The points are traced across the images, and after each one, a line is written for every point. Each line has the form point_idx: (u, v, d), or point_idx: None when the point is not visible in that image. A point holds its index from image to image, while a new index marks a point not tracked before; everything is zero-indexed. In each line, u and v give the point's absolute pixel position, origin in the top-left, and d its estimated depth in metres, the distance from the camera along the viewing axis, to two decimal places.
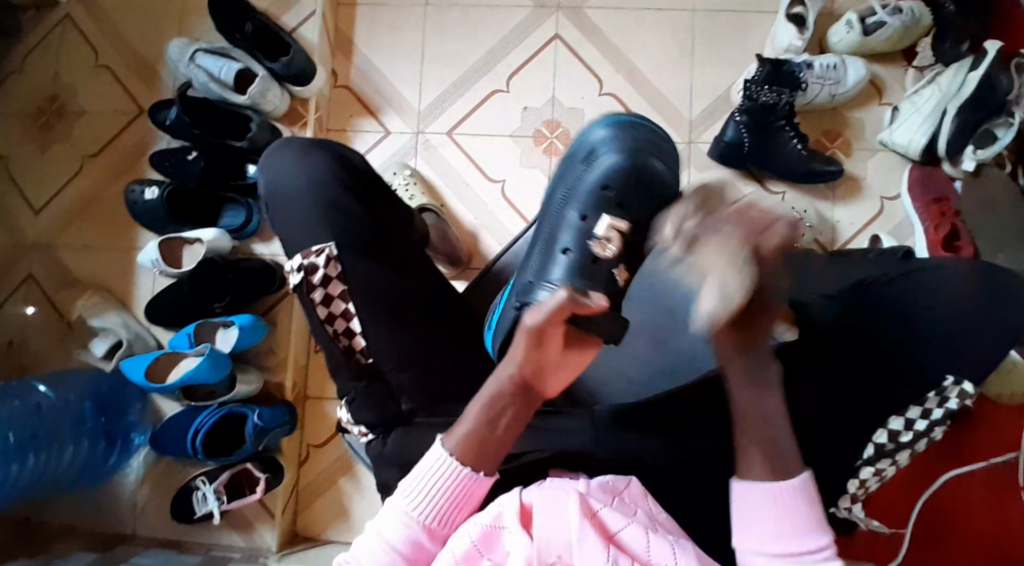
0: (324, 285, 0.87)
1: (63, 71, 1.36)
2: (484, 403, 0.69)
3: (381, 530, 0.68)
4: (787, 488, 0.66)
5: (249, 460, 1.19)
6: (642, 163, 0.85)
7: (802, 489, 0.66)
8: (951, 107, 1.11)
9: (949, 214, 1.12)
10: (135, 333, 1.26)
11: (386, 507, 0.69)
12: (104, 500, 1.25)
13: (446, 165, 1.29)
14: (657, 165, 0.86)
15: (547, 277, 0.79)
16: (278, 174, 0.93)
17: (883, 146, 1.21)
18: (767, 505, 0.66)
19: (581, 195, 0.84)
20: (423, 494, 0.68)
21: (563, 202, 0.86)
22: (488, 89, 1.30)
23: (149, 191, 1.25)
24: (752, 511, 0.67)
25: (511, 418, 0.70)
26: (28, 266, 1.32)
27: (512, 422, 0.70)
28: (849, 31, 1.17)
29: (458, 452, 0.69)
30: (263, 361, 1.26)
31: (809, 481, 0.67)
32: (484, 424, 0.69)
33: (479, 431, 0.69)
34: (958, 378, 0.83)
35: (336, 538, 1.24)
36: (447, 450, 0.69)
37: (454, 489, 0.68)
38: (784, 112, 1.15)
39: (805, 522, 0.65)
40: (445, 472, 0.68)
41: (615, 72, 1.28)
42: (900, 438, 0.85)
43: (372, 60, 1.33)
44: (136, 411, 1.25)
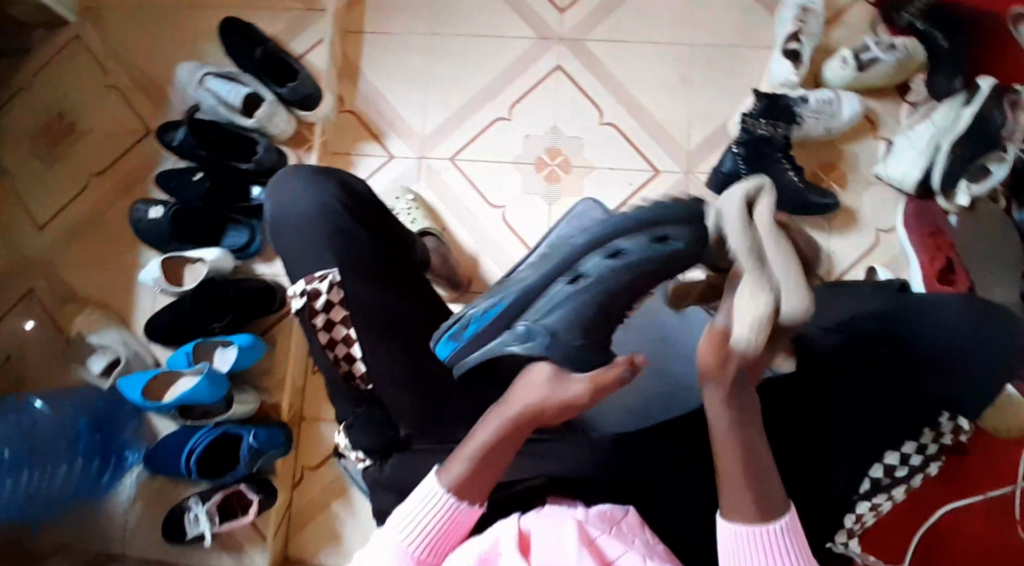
0: (327, 309, 0.87)
1: (72, 91, 1.38)
2: (498, 434, 0.70)
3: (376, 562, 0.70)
4: (774, 531, 0.65)
5: (243, 482, 1.18)
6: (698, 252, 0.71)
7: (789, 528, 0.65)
8: (944, 143, 1.13)
9: (945, 247, 1.14)
10: (133, 350, 1.26)
11: (380, 538, 0.72)
12: (94, 520, 1.23)
13: (448, 190, 1.31)
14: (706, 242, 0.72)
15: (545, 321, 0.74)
16: (283, 196, 0.95)
17: (878, 179, 1.23)
18: (757, 546, 0.65)
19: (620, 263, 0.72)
20: (416, 525, 0.70)
21: (596, 258, 0.73)
22: (490, 117, 1.32)
23: (152, 210, 1.27)
24: (737, 551, 0.66)
25: (501, 461, 0.71)
26: (30, 281, 1.33)
27: (514, 452, 0.72)
28: (844, 66, 1.20)
29: (453, 487, 0.70)
30: (260, 382, 1.26)
31: (793, 517, 0.66)
32: (480, 460, 0.70)
33: (484, 466, 0.70)
34: (952, 415, 0.86)
35: (329, 563, 1.23)
36: (441, 483, 0.71)
37: (446, 522, 0.71)
38: (779, 145, 1.17)
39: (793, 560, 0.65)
40: (438, 504, 0.70)
41: (615, 103, 1.30)
42: (896, 473, 0.83)
43: (377, 86, 1.36)
44: (131, 429, 1.24)
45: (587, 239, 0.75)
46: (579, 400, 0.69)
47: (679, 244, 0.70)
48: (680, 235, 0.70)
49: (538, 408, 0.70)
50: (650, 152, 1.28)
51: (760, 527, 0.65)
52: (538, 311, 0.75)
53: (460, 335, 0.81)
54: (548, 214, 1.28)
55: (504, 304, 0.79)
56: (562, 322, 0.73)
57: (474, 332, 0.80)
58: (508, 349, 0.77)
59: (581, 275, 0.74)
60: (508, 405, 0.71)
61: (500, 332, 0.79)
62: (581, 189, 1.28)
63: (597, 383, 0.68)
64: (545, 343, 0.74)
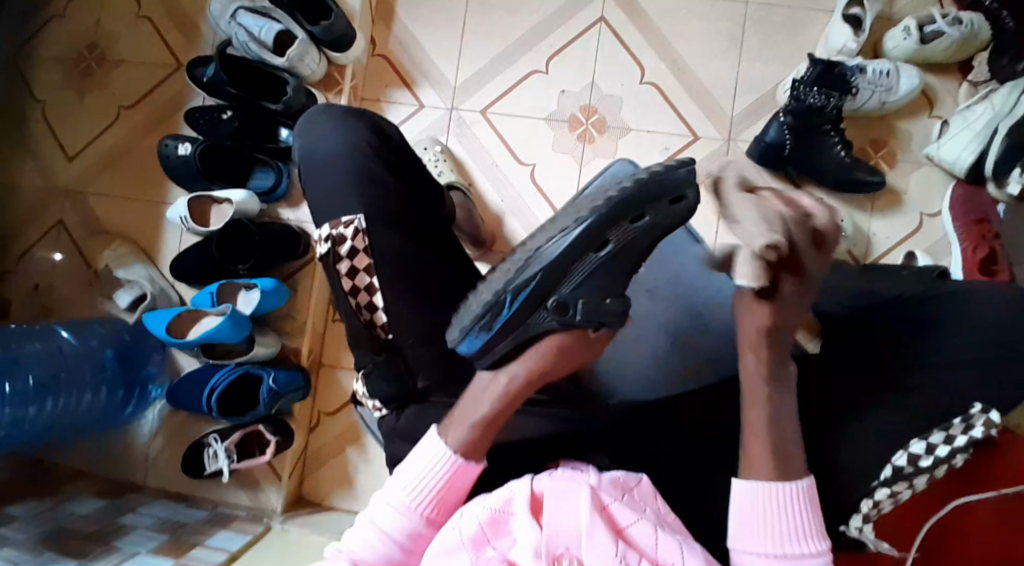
0: (351, 257, 0.87)
1: (104, 20, 1.36)
2: (495, 404, 0.73)
3: (374, 518, 0.70)
4: (786, 492, 0.69)
5: (261, 421, 1.21)
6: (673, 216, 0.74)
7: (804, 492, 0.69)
8: (1002, 126, 1.06)
9: (989, 236, 1.08)
10: (159, 287, 1.27)
11: (382, 495, 0.71)
12: (117, 447, 1.28)
13: (477, 143, 1.28)
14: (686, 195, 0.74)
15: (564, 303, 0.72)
16: (310, 143, 0.93)
17: (928, 160, 1.17)
18: (771, 508, 0.68)
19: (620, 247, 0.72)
20: (419, 484, 0.70)
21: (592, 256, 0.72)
22: (526, 70, 1.28)
23: (181, 147, 1.25)
24: (752, 510, 0.69)
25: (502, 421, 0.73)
26: (57, 213, 1.34)
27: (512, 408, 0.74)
28: (905, 37, 1.13)
29: (460, 448, 0.71)
30: (281, 325, 1.27)
31: (810, 484, 0.69)
32: (485, 426, 0.72)
33: (478, 431, 0.72)
34: (985, 406, 0.78)
35: (338, 503, 1.26)
36: (447, 444, 0.72)
37: (448, 478, 0.70)
38: (830, 116, 1.11)
39: (805, 527, 0.68)
40: (441, 463, 0.71)
41: (658, 63, 1.25)
42: (920, 463, 0.77)
43: (412, 32, 1.31)
44: (155, 362, 1.27)
45: (611, 211, 0.71)
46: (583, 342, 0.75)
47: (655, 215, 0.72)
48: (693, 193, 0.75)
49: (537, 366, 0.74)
50: (691, 118, 1.23)
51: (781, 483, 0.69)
52: (570, 282, 0.72)
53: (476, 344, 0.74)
54: (578, 175, 1.25)
55: (524, 292, 0.72)
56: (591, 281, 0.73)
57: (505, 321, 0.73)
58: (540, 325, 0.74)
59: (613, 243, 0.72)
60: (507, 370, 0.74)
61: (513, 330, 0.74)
62: (614, 152, 1.24)
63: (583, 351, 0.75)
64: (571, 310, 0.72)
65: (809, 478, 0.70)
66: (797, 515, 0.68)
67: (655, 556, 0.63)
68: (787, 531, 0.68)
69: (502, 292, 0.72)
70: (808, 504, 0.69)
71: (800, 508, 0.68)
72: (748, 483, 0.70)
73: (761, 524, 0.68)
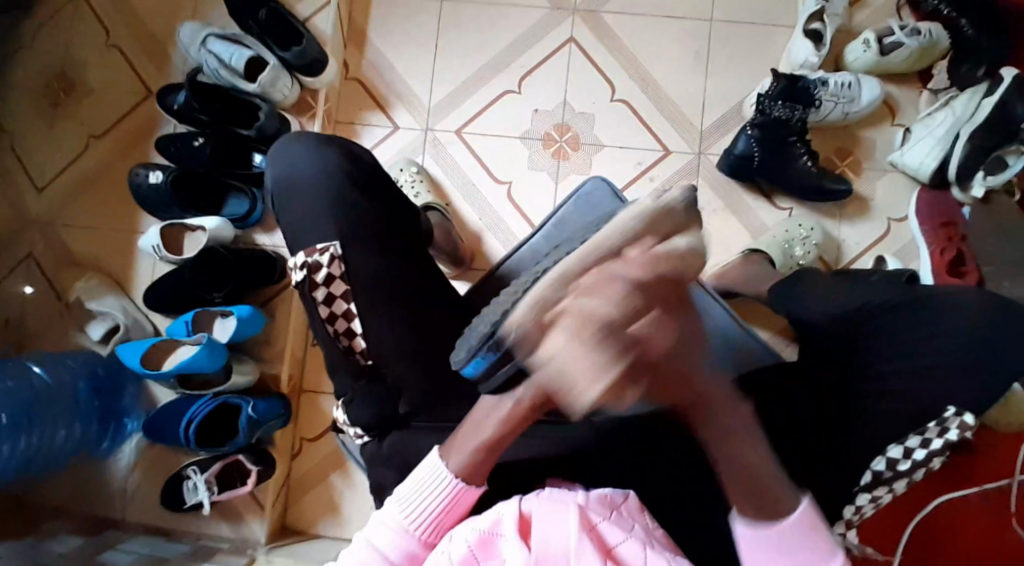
0: (327, 284, 0.87)
1: (72, 50, 1.35)
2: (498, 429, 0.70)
3: (372, 537, 0.71)
4: (788, 526, 0.66)
5: (242, 451, 1.18)
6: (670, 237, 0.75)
7: (805, 522, 0.66)
8: (963, 131, 1.10)
9: (956, 239, 1.11)
10: (133, 317, 1.25)
11: (381, 514, 0.71)
12: (93, 482, 1.25)
13: (452, 163, 1.29)
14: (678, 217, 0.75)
15: None
16: (286, 167, 0.93)
17: (893, 167, 1.20)
18: (775, 547, 0.66)
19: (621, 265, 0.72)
20: (416, 505, 0.70)
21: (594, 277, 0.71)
22: (499, 90, 1.29)
23: (151, 176, 1.23)
24: (758, 548, 0.67)
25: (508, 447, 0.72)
26: (27, 244, 1.31)
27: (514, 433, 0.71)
28: (866, 49, 1.16)
29: (461, 471, 0.70)
30: (260, 352, 1.25)
31: (810, 507, 0.66)
32: (488, 450, 0.70)
33: (478, 459, 0.70)
34: (959, 409, 0.79)
35: (324, 531, 1.24)
36: (448, 467, 0.71)
37: (449, 499, 0.71)
38: (795, 128, 1.14)
39: (815, 550, 0.66)
40: (440, 483, 0.71)
41: (629, 79, 1.27)
42: (898, 467, 0.78)
43: (384, 55, 1.32)
44: (130, 395, 1.25)
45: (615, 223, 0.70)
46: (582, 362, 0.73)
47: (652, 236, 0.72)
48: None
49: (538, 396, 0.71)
50: (662, 132, 1.25)
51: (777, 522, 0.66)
52: None
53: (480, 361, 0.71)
54: (554, 192, 1.26)
55: None
56: None
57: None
58: None
59: None
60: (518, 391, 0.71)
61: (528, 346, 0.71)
62: (588, 168, 1.26)
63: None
64: None
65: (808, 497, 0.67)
66: (804, 541, 0.66)
67: None
68: (796, 560, 0.66)
69: (510, 317, 0.68)
70: (813, 529, 0.66)
71: (805, 537, 0.66)
72: (748, 526, 0.67)
73: (772, 558, 0.67)
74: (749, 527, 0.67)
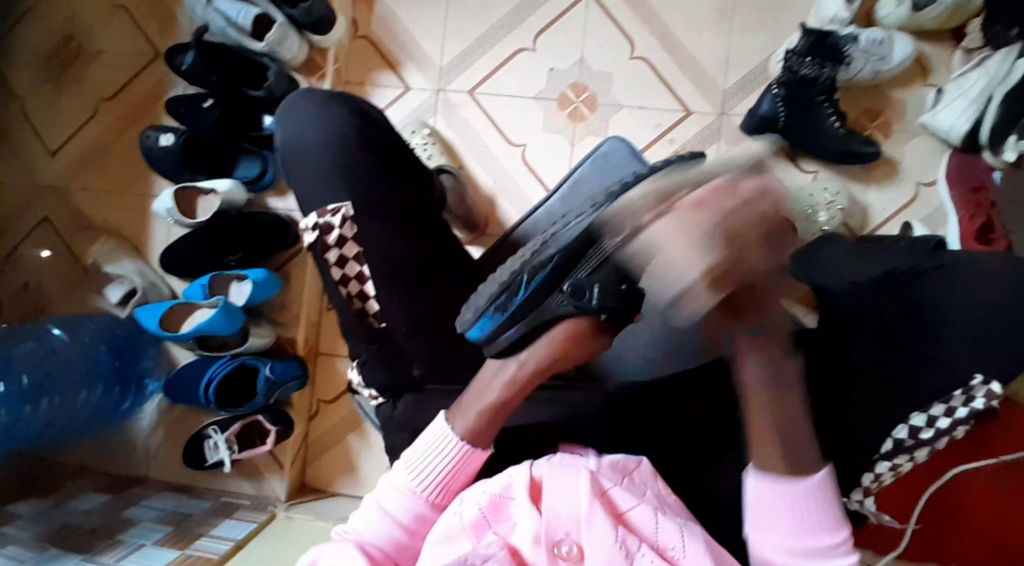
0: (339, 246, 0.85)
1: (79, 9, 1.32)
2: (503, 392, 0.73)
3: (382, 501, 0.71)
4: (805, 486, 0.63)
5: (260, 412, 1.21)
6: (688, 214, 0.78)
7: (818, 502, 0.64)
8: (997, 93, 1.04)
9: (985, 206, 1.07)
10: (150, 281, 1.26)
11: (388, 479, 0.72)
12: (116, 442, 1.28)
13: (466, 125, 1.26)
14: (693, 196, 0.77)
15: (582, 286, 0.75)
16: (295, 130, 0.91)
17: (924, 129, 1.16)
18: (788, 502, 0.63)
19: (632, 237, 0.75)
20: (426, 468, 0.71)
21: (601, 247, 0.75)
22: (514, 48, 1.25)
23: (162, 138, 1.22)
24: (769, 498, 0.64)
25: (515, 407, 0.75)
26: (44, 209, 1.32)
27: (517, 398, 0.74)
28: (899, 5, 1.10)
29: (467, 435, 0.71)
30: (275, 315, 1.25)
31: (827, 478, 0.64)
32: (492, 415, 0.72)
33: (487, 419, 0.72)
34: (986, 378, 0.78)
35: (343, 490, 1.26)
36: (454, 430, 0.72)
37: (455, 462, 0.71)
38: (824, 87, 1.09)
39: (827, 514, 0.63)
40: (448, 446, 0.71)
41: (648, 37, 1.22)
42: (921, 435, 0.77)
43: (395, 12, 1.28)
44: (151, 357, 1.26)
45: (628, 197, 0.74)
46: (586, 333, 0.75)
47: None
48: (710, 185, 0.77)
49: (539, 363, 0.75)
50: (683, 92, 1.21)
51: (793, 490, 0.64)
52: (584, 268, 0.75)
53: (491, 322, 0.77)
54: (569, 154, 1.23)
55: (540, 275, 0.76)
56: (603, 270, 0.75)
57: (521, 302, 0.76)
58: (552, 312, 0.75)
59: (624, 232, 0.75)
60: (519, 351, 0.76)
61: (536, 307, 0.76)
62: (605, 130, 1.22)
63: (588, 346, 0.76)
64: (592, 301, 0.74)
65: (830, 468, 0.65)
66: (819, 505, 0.63)
67: (655, 538, 0.63)
68: (805, 520, 0.63)
69: (518, 274, 0.77)
70: (828, 497, 0.64)
71: (820, 502, 0.63)
72: (764, 475, 0.65)
73: (782, 511, 0.64)
74: (765, 479, 0.65)
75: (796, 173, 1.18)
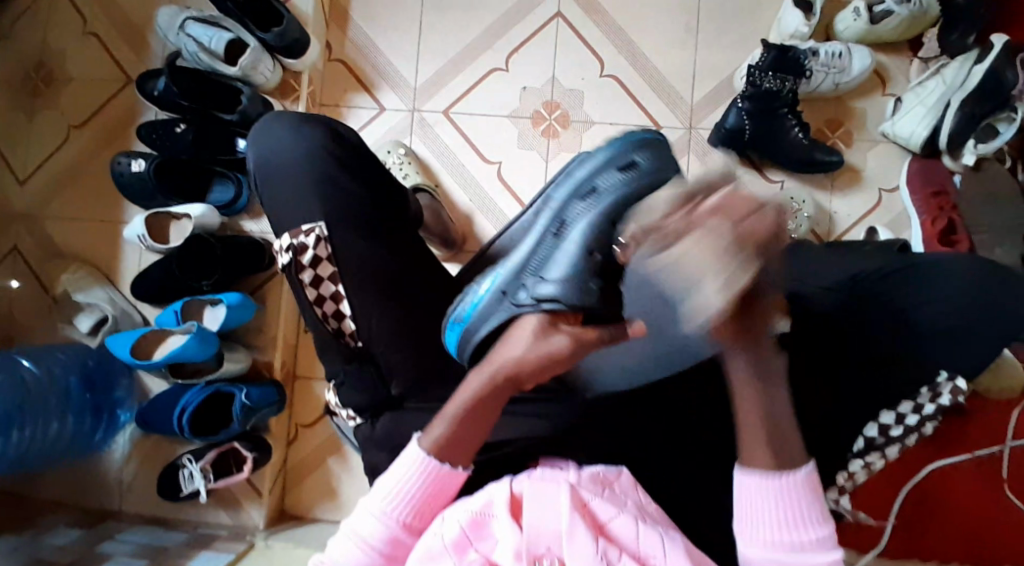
0: (314, 266, 0.85)
1: (49, 37, 1.32)
2: (466, 403, 0.67)
3: (356, 529, 0.69)
4: (795, 482, 0.62)
5: (237, 439, 1.18)
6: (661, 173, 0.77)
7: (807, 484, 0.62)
8: (955, 99, 1.08)
9: (948, 208, 1.11)
10: (123, 309, 1.24)
11: (362, 505, 0.70)
12: (90, 475, 1.25)
13: (441, 144, 1.27)
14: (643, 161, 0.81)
15: (548, 272, 0.74)
16: (268, 150, 0.91)
17: (884, 137, 1.20)
18: (769, 501, 0.62)
19: (598, 204, 0.77)
20: (395, 493, 0.68)
21: (550, 240, 0.79)
22: (487, 68, 1.27)
23: (135, 164, 1.22)
24: (755, 501, 0.62)
25: (496, 412, 0.67)
26: (13, 237, 1.30)
27: (485, 419, 0.67)
28: (856, 18, 1.15)
29: (434, 450, 0.68)
30: (252, 339, 1.24)
31: (812, 473, 0.62)
32: (457, 423, 0.67)
33: (453, 432, 0.67)
34: (951, 375, 0.82)
35: (323, 516, 1.24)
36: (423, 447, 0.68)
37: (429, 487, 0.68)
38: (786, 100, 1.12)
39: (811, 514, 0.62)
40: (416, 468, 0.68)
41: (618, 54, 1.25)
42: (891, 432, 0.82)
43: (367, 35, 1.30)
44: (123, 387, 1.24)
45: (568, 195, 0.82)
46: (559, 353, 0.65)
47: (606, 184, 0.79)
48: (645, 161, 0.80)
49: (510, 365, 0.66)
50: (652, 107, 1.24)
51: (781, 476, 0.61)
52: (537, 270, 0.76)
53: (460, 315, 0.79)
54: (544, 170, 1.24)
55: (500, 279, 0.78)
56: (562, 259, 0.75)
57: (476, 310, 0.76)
58: (500, 312, 0.73)
59: (572, 220, 0.79)
60: (490, 363, 0.67)
61: (496, 303, 0.75)
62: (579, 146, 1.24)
63: (582, 342, 0.66)
64: (554, 289, 0.71)
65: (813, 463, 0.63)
66: (800, 504, 0.62)
67: (637, 550, 0.63)
68: (790, 517, 0.62)
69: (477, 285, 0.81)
70: (809, 495, 0.62)
71: (800, 499, 0.62)
72: (749, 474, 0.62)
73: (770, 512, 0.62)
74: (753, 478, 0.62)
75: (763, 183, 1.21)
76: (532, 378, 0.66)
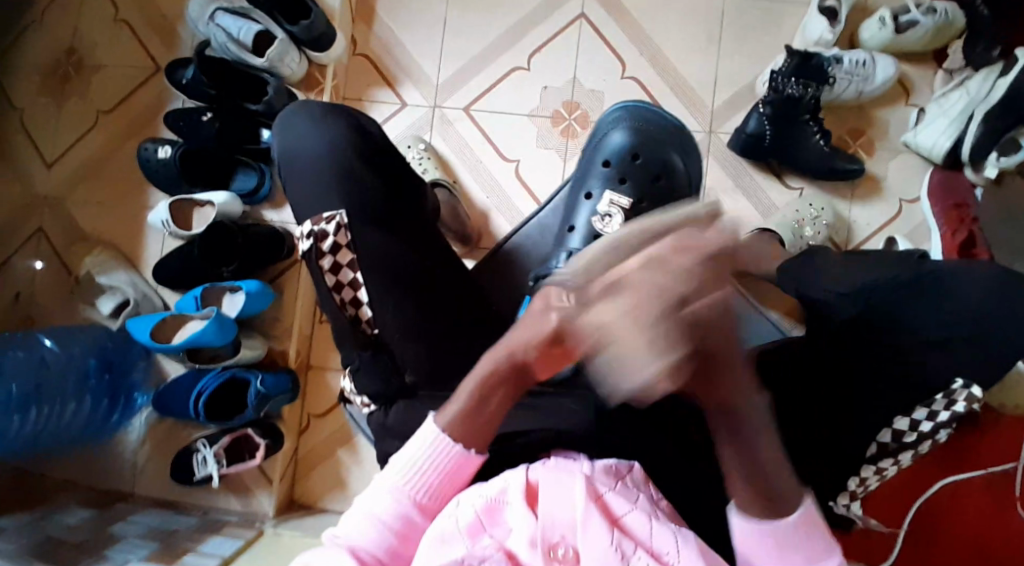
0: (334, 253, 0.86)
1: (81, 25, 1.34)
2: (482, 375, 0.68)
3: (370, 506, 0.68)
4: (784, 528, 0.62)
5: (250, 426, 1.20)
6: (666, 159, 0.94)
7: (803, 524, 0.62)
8: (977, 111, 1.09)
9: (968, 221, 1.11)
10: (143, 293, 1.26)
11: (377, 481, 0.69)
12: (104, 456, 1.26)
13: (461, 141, 1.28)
14: (677, 159, 0.94)
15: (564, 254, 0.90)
16: (293, 138, 0.92)
17: (906, 147, 1.19)
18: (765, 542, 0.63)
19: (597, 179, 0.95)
20: (413, 467, 0.68)
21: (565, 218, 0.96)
22: (508, 67, 1.28)
23: (160, 150, 1.24)
24: (753, 543, 0.63)
25: (506, 397, 0.69)
26: (38, 220, 1.32)
27: (504, 397, 0.68)
28: (881, 27, 1.15)
29: (450, 429, 0.69)
30: (268, 328, 1.26)
31: (809, 508, 0.63)
32: (475, 401, 0.68)
33: (471, 410, 0.68)
34: (967, 382, 0.77)
35: (331, 506, 1.25)
36: (438, 423, 0.69)
37: (444, 468, 0.68)
38: (808, 106, 1.12)
39: (807, 553, 0.63)
40: (438, 447, 0.68)
41: (639, 56, 1.26)
42: (904, 438, 0.77)
43: (392, 31, 1.31)
44: (140, 370, 1.25)
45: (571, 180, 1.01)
46: (548, 331, 0.62)
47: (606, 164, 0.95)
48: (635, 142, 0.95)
49: (512, 349, 0.66)
50: (672, 110, 1.24)
51: (773, 521, 0.62)
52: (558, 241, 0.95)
53: None
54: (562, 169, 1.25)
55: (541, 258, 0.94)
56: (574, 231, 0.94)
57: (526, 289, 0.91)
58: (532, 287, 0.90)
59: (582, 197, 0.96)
60: (503, 344, 0.67)
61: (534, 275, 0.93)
62: None
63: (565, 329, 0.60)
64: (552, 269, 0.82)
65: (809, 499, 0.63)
66: (798, 542, 0.62)
67: (648, 543, 0.63)
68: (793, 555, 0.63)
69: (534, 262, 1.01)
70: (808, 530, 0.63)
71: (797, 540, 0.62)
72: (742, 519, 0.63)
73: (768, 550, 0.63)
74: (744, 520, 0.63)
75: (782, 190, 1.21)
76: (542, 365, 0.66)
